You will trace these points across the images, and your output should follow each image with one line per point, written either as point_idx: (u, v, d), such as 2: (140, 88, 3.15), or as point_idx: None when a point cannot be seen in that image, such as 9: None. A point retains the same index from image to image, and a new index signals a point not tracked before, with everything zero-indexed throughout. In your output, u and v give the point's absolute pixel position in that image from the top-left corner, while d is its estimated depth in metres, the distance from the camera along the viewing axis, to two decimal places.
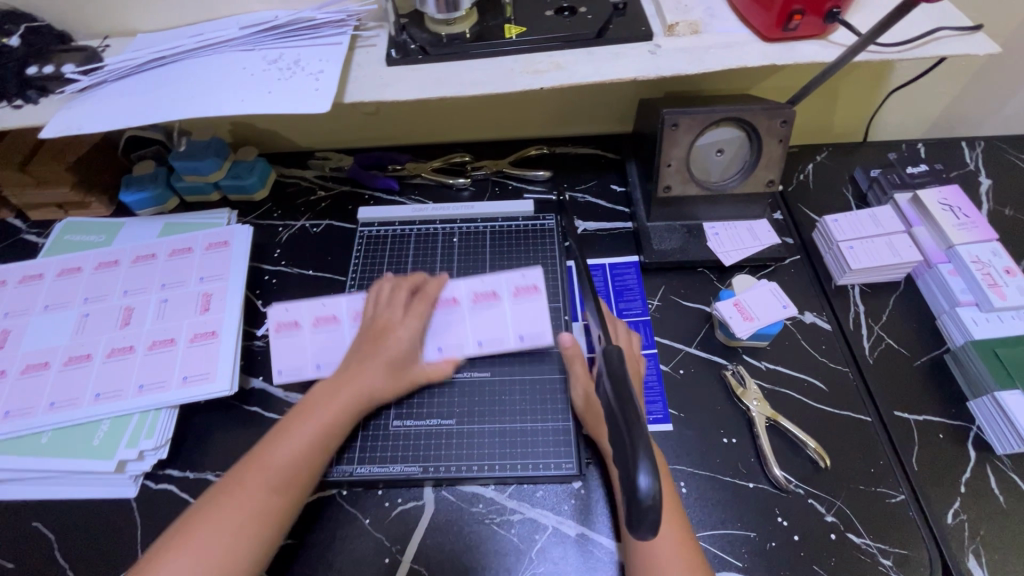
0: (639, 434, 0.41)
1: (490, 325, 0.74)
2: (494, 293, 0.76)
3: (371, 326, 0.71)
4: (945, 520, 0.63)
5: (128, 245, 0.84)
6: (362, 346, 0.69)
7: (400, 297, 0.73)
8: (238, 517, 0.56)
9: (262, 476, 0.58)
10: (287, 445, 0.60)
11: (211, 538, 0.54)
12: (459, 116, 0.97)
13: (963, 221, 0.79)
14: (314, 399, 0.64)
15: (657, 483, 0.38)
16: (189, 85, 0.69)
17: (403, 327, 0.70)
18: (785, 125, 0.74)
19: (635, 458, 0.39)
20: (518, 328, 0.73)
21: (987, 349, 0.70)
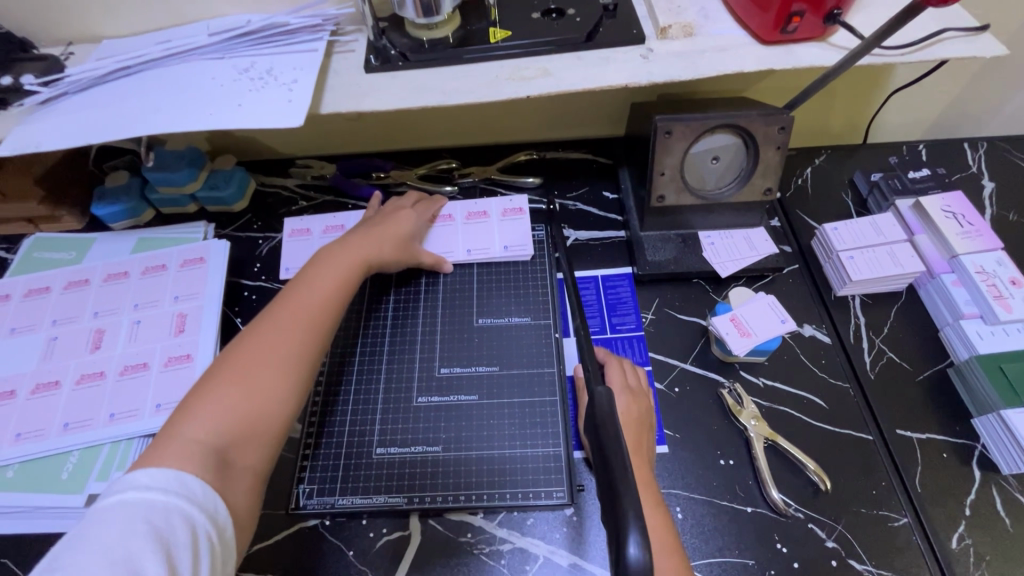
0: (627, 499, 0.39)
1: (476, 236, 0.82)
2: (485, 212, 0.84)
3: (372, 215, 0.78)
4: (949, 545, 0.61)
5: (99, 262, 0.81)
6: (365, 224, 0.76)
7: (400, 197, 0.82)
8: (276, 350, 0.57)
9: (295, 312, 0.61)
10: (310, 288, 0.64)
11: (250, 362, 0.56)
12: (445, 121, 0.93)
13: (967, 229, 0.76)
14: (323, 258, 0.69)
15: (647, 554, 0.37)
16: (156, 98, 0.65)
17: (402, 211, 0.78)
18: (783, 132, 0.71)
19: (624, 526, 0.38)
20: (504, 240, 0.81)
21: (992, 364, 0.67)
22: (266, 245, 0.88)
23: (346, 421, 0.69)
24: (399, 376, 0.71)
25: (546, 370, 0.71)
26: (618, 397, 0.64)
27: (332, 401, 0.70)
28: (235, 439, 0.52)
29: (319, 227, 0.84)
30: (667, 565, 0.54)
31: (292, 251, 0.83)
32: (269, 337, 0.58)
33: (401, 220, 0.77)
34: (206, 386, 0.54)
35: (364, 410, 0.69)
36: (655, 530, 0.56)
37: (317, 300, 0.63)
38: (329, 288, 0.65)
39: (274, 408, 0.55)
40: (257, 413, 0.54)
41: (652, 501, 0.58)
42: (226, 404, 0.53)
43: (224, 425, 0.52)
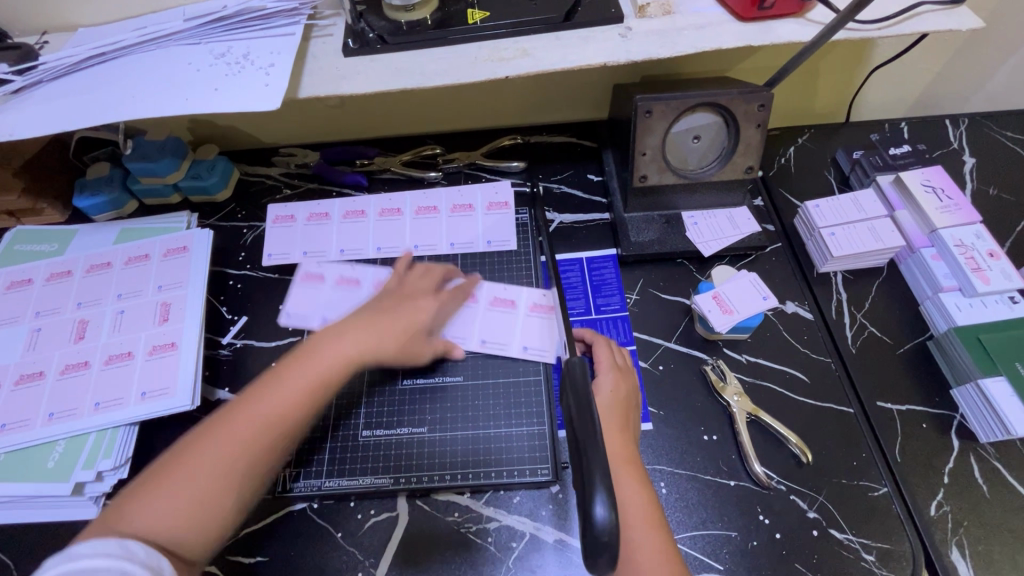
0: (595, 462, 0.40)
1: (491, 330, 0.73)
2: (512, 301, 0.76)
3: (387, 292, 0.69)
4: (928, 512, 0.62)
5: (81, 253, 0.80)
6: (380, 303, 0.67)
7: (421, 279, 0.71)
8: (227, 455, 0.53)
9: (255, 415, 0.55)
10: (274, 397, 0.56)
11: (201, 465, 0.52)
12: (427, 106, 0.93)
13: (946, 203, 0.77)
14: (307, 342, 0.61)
15: (614, 514, 0.38)
16: (131, 84, 0.65)
17: (416, 305, 0.67)
18: (763, 109, 0.71)
19: (591, 488, 0.39)
20: (524, 340, 0.73)
21: (970, 335, 0.68)
22: (250, 234, 0.87)
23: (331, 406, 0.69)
24: None
25: (529, 350, 0.72)
26: (604, 374, 0.65)
27: None
28: (183, 535, 0.50)
29: (333, 276, 0.79)
30: (649, 536, 0.55)
31: (299, 294, 0.78)
32: (226, 435, 0.53)
33: (409, 319, 0.65)
34: (160, 475, 0.51)
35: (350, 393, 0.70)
36: (640, 504, 0.56)
37: (286, 402, 0.56)
38: (299, 386, 0.57)
39: (218, 508, 0.52)
40: (203, 518, 0.51)
41: (633, 474, 0.58)
42: (172, 507, 0.50)
43: (170, 526, 0.49)
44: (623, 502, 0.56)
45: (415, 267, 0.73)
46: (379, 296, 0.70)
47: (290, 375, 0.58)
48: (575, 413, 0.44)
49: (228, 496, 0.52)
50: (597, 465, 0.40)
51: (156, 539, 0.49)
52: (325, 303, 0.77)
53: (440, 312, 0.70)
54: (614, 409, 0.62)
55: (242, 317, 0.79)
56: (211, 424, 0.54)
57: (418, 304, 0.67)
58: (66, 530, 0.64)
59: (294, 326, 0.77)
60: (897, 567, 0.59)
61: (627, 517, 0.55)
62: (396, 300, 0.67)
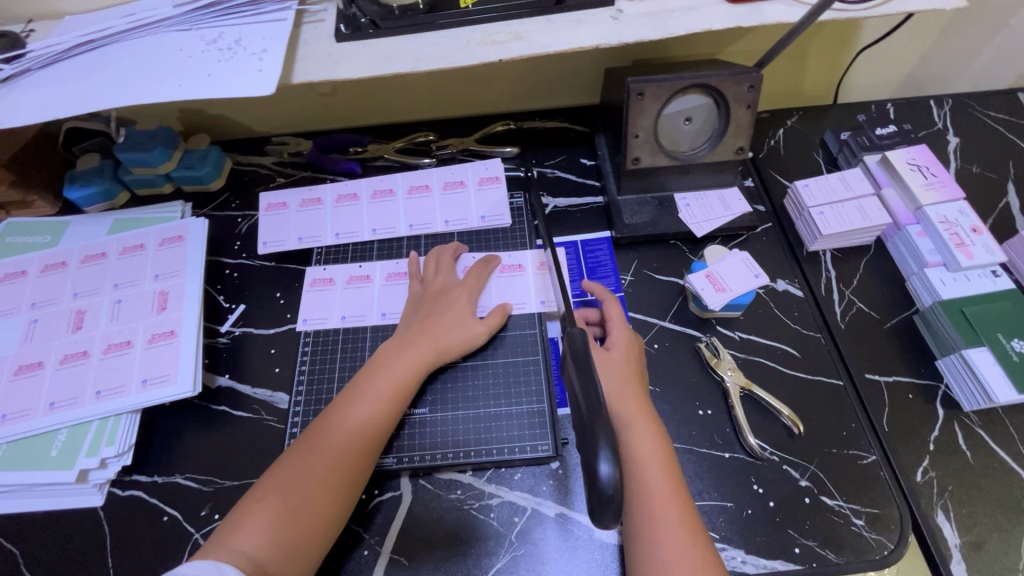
0: (600, 422, 0.42)
1: (511, 292, 0.76)
2: (520, 265, 0.78)
3: (423, 291, 0.74)
4: (915, 478, 0.64)
5: (75, 244, 0.80)
6: (420, 305, 0.73)
7: (443, 263, 0.76)
8: (312, 471, 0.59)
9: (335, 432, 0.61)
10: (350, 412, 0.63)
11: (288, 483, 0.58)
12: (420, 93, 0.93)
13: (931, 180, 0.79)
14: (373, 362, 0.68)
15: (618, 471, 0.40)
16: (122, 71, 0.64)
17: (455, 296, 0.73)
18: (753, 90, 0.72)
19: (596, 448, 0.40)
20: (540, 294, 0.76)
21: (954, 307, 0.70)
22: (245, 223, 0.87)
23: (334, 388, 0.71)
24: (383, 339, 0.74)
25: (526, 332, 0.74)
26: (608, 345, 0.66)
27: (321, 371, 0.73)
28: (276, 548, 0.55)
29: (342, 277, 0.79)
30: (666, 487, 0.56)
31: (314, 301, 0.78)
32: (312, 458, 0.59)
33: (454, 315, 0.71)
34: (254, 499, 0.57)
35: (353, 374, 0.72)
36: (654, 456, 0.57)
37: (363, 417, 0.63)
38: (371, 402, 0.64)
39: (314, 525, 0.57)
40: (303, 539, 0.56)
41: (650, 429, 0.59)
42: (267, 524, 0.56)
43: (264, 540, 0.55)
44: (634, 454, 0.57)
45: (436, 254, 0.77)
46: (412, 293, 0.75)
47: (363, 390, 0.65)
48: (578, 376, 0.46)
49: (319, 514, 0.58)
50: (601, 422, 0.42)
51: (258, 558, 0.53)
52: (344, 302, 0.77)
53: (474, 291, 0.74)
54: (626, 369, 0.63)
55: (240, 305, 0.80)
56: (299, 449, 0.60)
57: (456, 294, 0.73)
58: (71, 517, 0.65)
59: (313, 330, 0.76)
60: (885, 530, 0.61)
61: (642, 468, 0.56)
62: (435, 299, 0.73)
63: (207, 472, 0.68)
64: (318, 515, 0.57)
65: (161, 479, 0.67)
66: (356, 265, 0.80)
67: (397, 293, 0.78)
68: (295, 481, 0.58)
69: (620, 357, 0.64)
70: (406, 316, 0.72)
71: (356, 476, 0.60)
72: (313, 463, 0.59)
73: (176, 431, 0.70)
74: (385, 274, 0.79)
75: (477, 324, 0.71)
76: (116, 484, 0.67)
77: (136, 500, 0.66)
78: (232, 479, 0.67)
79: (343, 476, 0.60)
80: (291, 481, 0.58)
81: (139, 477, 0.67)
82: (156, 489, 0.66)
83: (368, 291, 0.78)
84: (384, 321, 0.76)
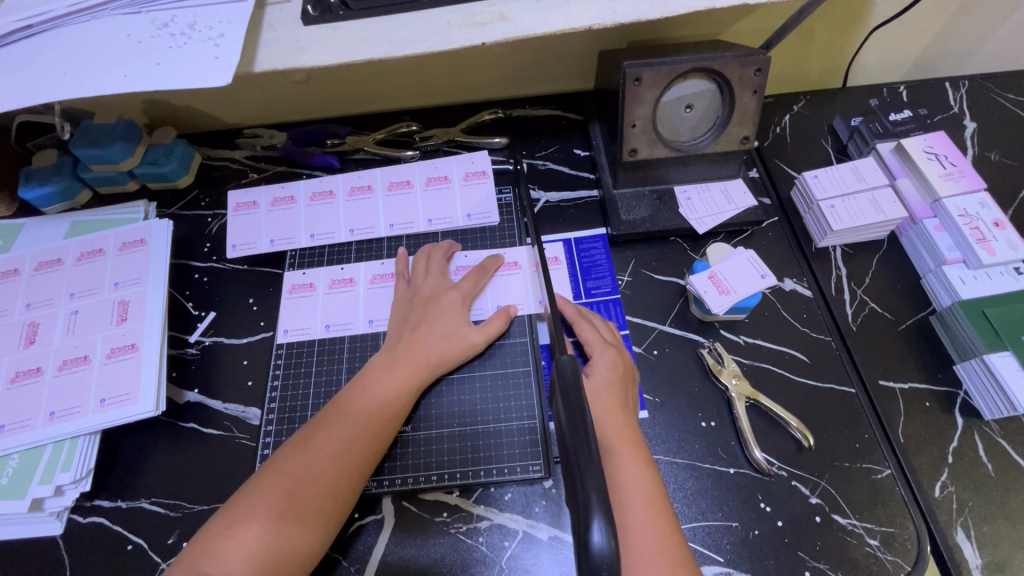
0: (592, 479, 0.36)
1: (507, 293, 0.71)
2: (516, 263, 0.73)
3: (411, 296, 0.69)
4: (932, 493, 0.60)
5: (29, 249, 0.74)
6: (409, 311, 0.68)
7: (433, 264, 0.71)
8: (293, 494, 0.54)
9: (318, 453, 0.56)
10: (336, 431, 0.58)
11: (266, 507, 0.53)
12: (400, 80, 0.86)
13: (949, 170, 0.73)
14: (363, 375, 0.63)
15: (613, 541, 0.34)
16: (61, 61, 0.58)
17: (447, 300, 0.67)
18: (760, 74, 0.66)
19: (588, 510, 0.35)
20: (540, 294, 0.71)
21: (975, 309, 0.66)
22: (215, 223, 0.81)
23: (309, 404, 0.66)
24: (362, 350, 0.69)
25: (517, 340, 0.69)
26: (602, 352, 0.61)
27: (296, 385, 0.68)
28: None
29: (323, 282, 0.74)
30: (654, 526, 0.51)
31: (295, 309, 0.72)
32: (293, 481, 0.55)
33: (447, 322, 0.66)
34: (230, 524, 0.52)
35: (329, 389, 0.67)
36: (642, 490, 0.53)
37: (351, 436, 0.58)
38: (359, 419, 0.59)
39: (297, 554, 0.52)
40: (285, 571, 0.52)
41: (638, 460, 0.55)
42: (245, 553, 0.51)
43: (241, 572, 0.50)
44: (622, 486, 0.53)
45: (425, 254, 0.72)
46: (399, 295, 0.70)
47: (346, 407, 0.60)
48: (567, 419, 0.40)
49: (301, 542, 0.53)
50: (592, 478, 0.36)
51: None
52: (326, 308, 0.72)
53: (469, 294, 0.68)
54: (615, 393, 0.59)
55: (210, 313, 0.74)
56: (280, 467, 0.56)
57: (449, 298, 0.67)
58: (29, 547, 0.60)
59: (294, 341, 0.70)
60: (901, 551, 0.57)
61: (628, 504, 0.52)
62: (425, 304, 0.68)
63: (175, 495, 0.63)
64: (301, 545, 0.53)
65: (126, 504, 0.62)
66: (339, 268, 0.74)
67: (383, 297, 0.72)
68: (276, 504, 0.53)
69: (604, 381, 0.59)
70: (394, 325, 0.67)
71: (343, 500, 0.56)
72: (294, 486, 0.54)
73: (142, 451, 0.65)
74: (369, 275, 0.74)
75: (473, 332, 0.66)
76: (77, 510, 0.62)
77: (98, 528, 0.61)
78: (202, 503, 0.62)
79: (328, 501, 0.55)
80: (273, 504, 0.53)
81: (102, 502, 0.63)
82: (120, 515, 0.62)
83: (351, 295, 0.73)
84: (372, 329, 0.70)
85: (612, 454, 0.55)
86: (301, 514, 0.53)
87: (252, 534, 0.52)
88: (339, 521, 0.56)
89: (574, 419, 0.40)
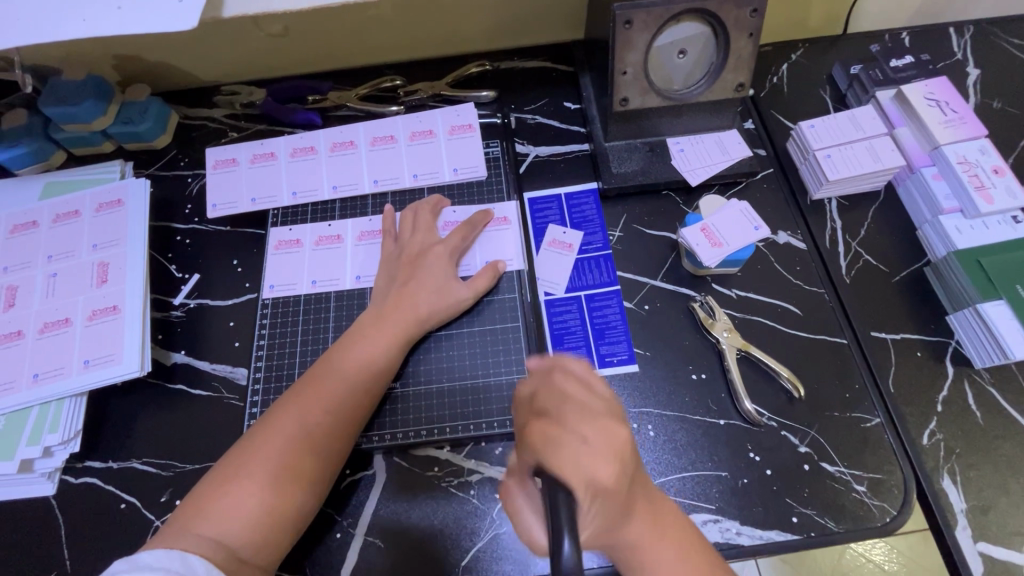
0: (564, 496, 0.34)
1: (497, 249, 0.69)
2: (505, 218, 0.71)
3: (398, 253, 0.68)
4: (920, 440, 0.60)
5: (1, 212, 0.72)
6: (395, 268, 0.67)
7: (421, 220, 0.69)
8: (281, 454, 0.54)
9: (305, 414, 0.56)
10: (323, 391, 0.57)
11: (256, 468, 0.53)
12: (381, 30, 0.82)
13: (950, 117, 0.71)
14: (351, 334, 0.62)
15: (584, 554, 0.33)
16: (12, 5, 0.54)
17: (434, 256, 0.66)
18: (756, 15, 0.63)
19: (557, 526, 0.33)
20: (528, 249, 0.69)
21: (970, 257, 0.65)
22: (196, 183, 0.79)
23: (296, 363, 0.66)
24: (348, 308, 0.68)
25: (506, 297, 0.68)
26: None
27: (282, 345, 0.67)
28: (247, 536, 0.50)
29: (310, 238, 0.72)
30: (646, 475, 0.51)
31: (282, 265, 0.71)
32: (280, 443, 0.54)
33: (435, 278, 0.65)
34: (221, 483, 0.52)
35: (316, 349, 0.66)
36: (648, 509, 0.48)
37: (337, 397, 0.57)
38: (345, 379, 0.58)
39: (292, 511, 0.53)
40: (278, 526, 0.52)
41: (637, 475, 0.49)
42: (238, 511, 0.51)
43: (235, 531, 0.50)
44: None
45: (412, 213, 0.70)
46: (385, 253, 0.68)
47: (337, 360, 0.60)
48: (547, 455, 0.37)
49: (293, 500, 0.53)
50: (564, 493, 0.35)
51: (234, 545, 0.49)
52: (312, 265, 0.70)
53: (457, 251, 0.67)
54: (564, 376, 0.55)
55: (194, 275, 0.73)
56: (269, 427, 0.55)
57: (436, 254, 0.66)
58: (23, 507, 0.61)
59: (280, 298, 0.69)
60: (887, 496, 0.58)
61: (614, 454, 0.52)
62: (413, 260, 0.66)
63: (165, 455, 0.63)
64: (293, 497, 0.53)
65: (117, 464, 0.62)
66: (325, 224, 0.73)
67: (370, 253, 0.71)
68: (267, 459, 0.53)
69: None
70: (382, 281, 0.66)
71: (333, 455, 0.56)
72: (283, 445, 0.54)
73: (131, 413, 0.65)
74: (357, 231, 0.72)
75: (461, 288, 0.65)
76: (68, 471, 0.62)
77: (90, 488, 0.61)
78: (193, 463, 0.62)
79: (319, 456, 0.55)
80: (264, 458, 0.53)
81: (93, 463, 0.63)
82: (111, 476, 0.62)
83: (339, 251, 0.71)
84: (359, 285, 0.69)
85: None
86: (290, 473, 0.53)
87: (245, 487, 0.52)
88: (330, 479, 0.56)
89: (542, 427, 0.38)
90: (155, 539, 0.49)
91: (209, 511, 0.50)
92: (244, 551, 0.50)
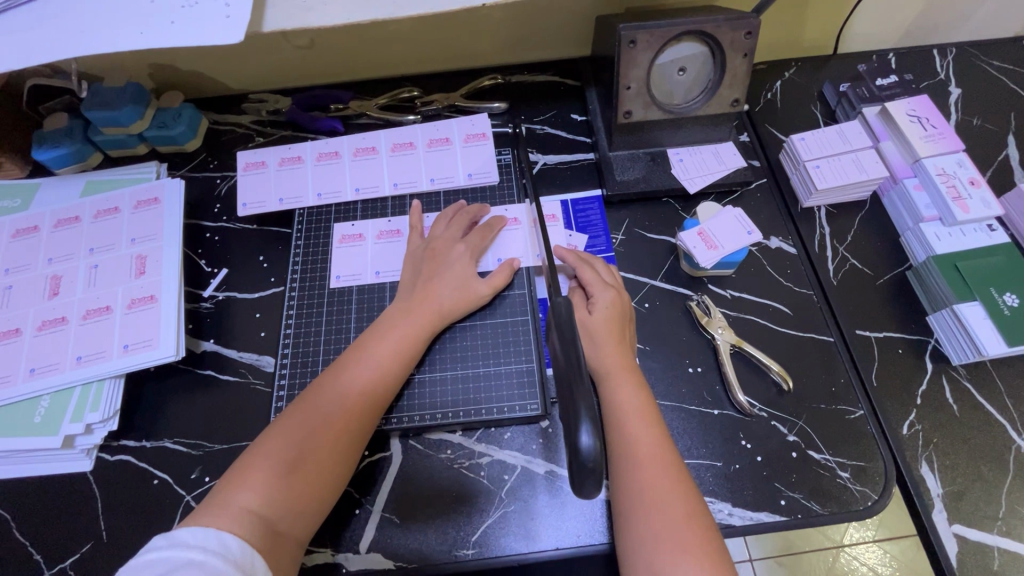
0: (580, 394, 0.43)
1: (508, 247, 0.75)
2: (515, 219, 0.77)
3: (423, 248, 0.73)
4: (900, 431, 0.65)
5: (45, 208, 0.77)
6: (420, 263, 0.71)
7: (452, 222, 0.74)
8: (311, 435, 0.58)
9: (335, 397, 0.60)
10: (354, 375, 0.62)
11: (286, 446, 0.57)
12: (401, 44, 0.88)
13: (931, 132, 0.77)
14: (380, 326, 0.66)
15: (598, 442, 0.41)
16: (76, 20, 0.59)
17: (456, 253, 0.71)
18: (750, 37, 0.69)
19: (578, 418, 0.42)
20: (533, 248, 0.74)
21: (948, 263, 0.69)
22: (225, 184, 0.84)
23: (319, 351, 0.70)
24: (370, 301, 0.73)
25: (518, 293, 0.72)
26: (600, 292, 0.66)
27: (306, 334, 0.72)
28: (281, 511, 0.54)
29: (335, 237, 0.77)
30: (647, 432, 0.58)
31: (309, 262, 0.76)
32: (310, 423, 0.58)
33: (457, 274, 0.70)
34: (254, 460, 0.56)
35: (338, 337, 0.71)
36: (651, 445, 0.57)
37: (370, 378, 0.62)
38: (375, 364, 0.63)
39: (321, 486, 0.57)
40: (306, 502, 0.56)
41: (644, 417, 0.59)
42: (270, 488, 0.54)
43: (267, 506, 0.54)
44: (620, 407, 0.60)
45: (448, 216, 0.75)
46: (412, 248, 0.74)
47: (362, 350, 0.64)
48: (562, 351, 0.47)
49: (323, 478, 0.57)
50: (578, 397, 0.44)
51: (271, 516, 0.53)
52: (336, 260, 0.76)
53: (477, 248, 0.72)
54: (610, 329, 0.64)
55: (223, 269, 0.78)
56: (302, 408, 0.60)
57: (457, 251, 0.71)
58: (61, 482, 0.65)
59: (306, 290, 0.74)
60: (870, 482, 0.62)
61: (625, 421, 0.59)
62: (436, 257, 0.71)
63: (195, 435, 0.67)
64: (320, 472, 0.57)
65: (150, 443, 0.67)
66: (348, 225, 0.78)
67: (391, 251, 0.76)
68: (293, 438, 0.57)
69: (604, 317, 0.65)
70: (407, 276, 0.71)
71: (357, 437, 0.60)
72: (314, 428, 0.58)
73: (163, 396, 0.69)
74: (379, 232, 0.77)
75: (480, 283, 0.70)
76: (105, 448, 0.66)
77: (125, 465, 0.66)
78: (222, 443, 0.67)
79: (342, 440, 0.59)
80: (290, 438, 0.57)
81: (128, 442, 0.67)
82: (145, 454, 0.66)
83: (360, 249, 0.76)
84: (379, 280, 0.74)
85: (612, 378, 0.62)
86: (320, 453, 0.57)
87: (272, 462, 0.56)
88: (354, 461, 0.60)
89: (567, 348, 0.46)
90: (195, 514, 0.52)
91: (241, 488, 0.54)
92: (280, 523, 0.54)
